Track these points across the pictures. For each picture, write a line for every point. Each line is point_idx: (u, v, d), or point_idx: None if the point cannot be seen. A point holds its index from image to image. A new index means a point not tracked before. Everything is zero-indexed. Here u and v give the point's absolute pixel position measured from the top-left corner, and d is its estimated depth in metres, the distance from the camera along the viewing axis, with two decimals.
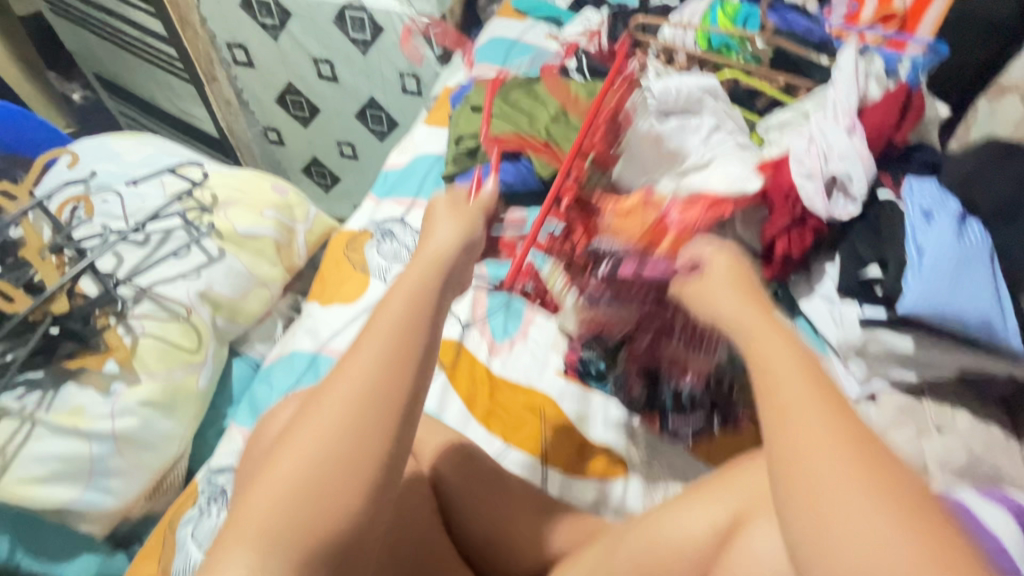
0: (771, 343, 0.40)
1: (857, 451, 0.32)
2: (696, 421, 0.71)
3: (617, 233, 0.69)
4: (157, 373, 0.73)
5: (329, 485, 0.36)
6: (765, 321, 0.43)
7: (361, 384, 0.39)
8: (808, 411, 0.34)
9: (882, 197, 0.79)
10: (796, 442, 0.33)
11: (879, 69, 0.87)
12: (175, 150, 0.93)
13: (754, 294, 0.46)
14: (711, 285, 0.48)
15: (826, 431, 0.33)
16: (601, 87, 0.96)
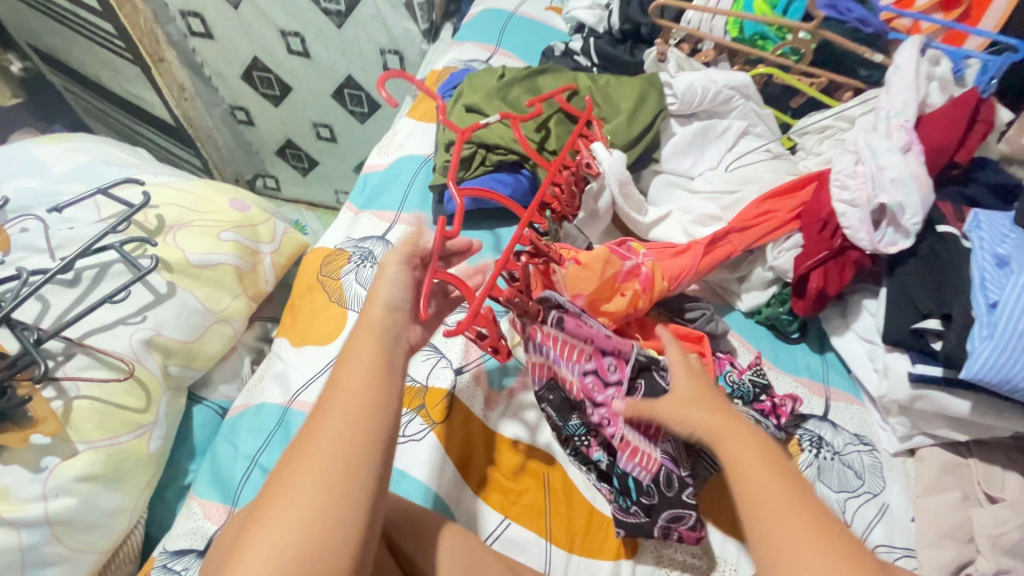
0: (731, 437, 0.48)
1: (810, 522, 0.40)
2: (647, 520, 0.61)
3: (573, 286, 0.66)
4: (96, 442, 0.63)
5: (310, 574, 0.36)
6: (732, 420, 0.49)
7: (326, 463, 0.39)
8: (774, 502, 0.42)
9: (942, 230, 0.67)
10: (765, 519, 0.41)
11: (945, 72, 0.74)
12: (113, 162, 0.79)
13: (709, 395, 0.53)
14: (684, 405, 0.52)
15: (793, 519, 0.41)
16: (614, 86, 0.83)
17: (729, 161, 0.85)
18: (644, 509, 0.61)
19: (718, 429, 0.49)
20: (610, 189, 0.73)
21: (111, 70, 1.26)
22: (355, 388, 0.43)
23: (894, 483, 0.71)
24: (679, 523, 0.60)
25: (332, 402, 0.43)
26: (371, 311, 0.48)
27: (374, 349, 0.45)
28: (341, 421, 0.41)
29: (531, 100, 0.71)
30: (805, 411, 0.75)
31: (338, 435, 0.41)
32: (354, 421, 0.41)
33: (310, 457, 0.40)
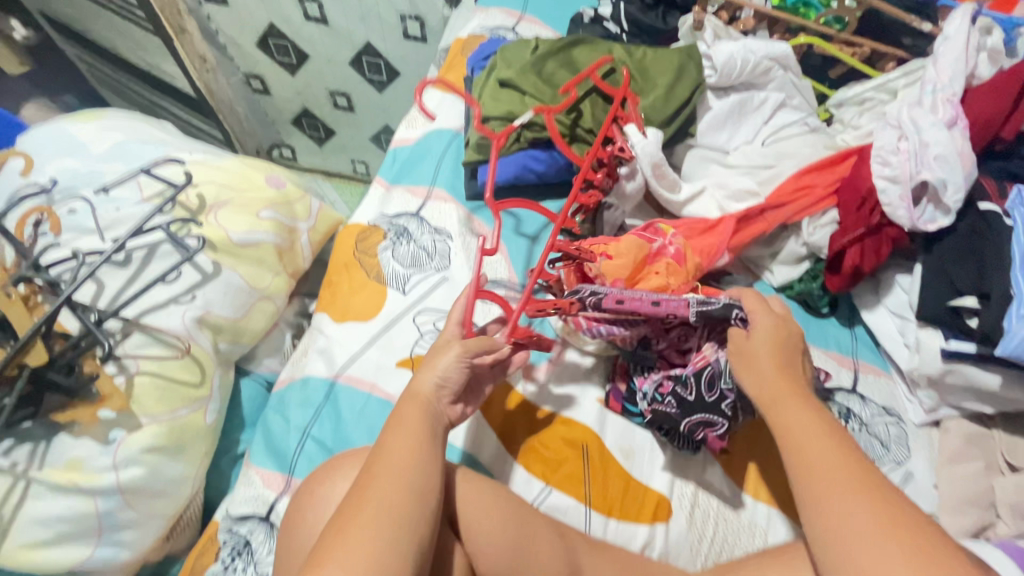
0: (788, 407, 0.51)
1: (872, 508, 0.43)
2: (678, 413, 0.64)
3: (610, 273, 0.66)
4: (159, 415, 0.66)
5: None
6: (792, 393, 0.52)
7: (386, 515, 0.42)
8: (830, 476, 0.45)
9: (984, 208, 0.67)
10: (827, 498, 0.44)
11: (995, 42, 0.73)
12: (148, 143, 0.79)
13: (787, 358, 0.55)
14: (757, 357, 0.55)
15: (862, 506, 0.43)
16: (651, 60, 0.82)
17: (765, 136, 0.84)
18: (683, 407, 0.64)
19: (772, 400, 0.52)
20: (642, 172, 0.74)
21: (126, 37, 1.23)
22: (407, 449, 0.47)
23: (918, 453, 0.73)
24: (710, 428, 0.63)
25: (385, 461, 0.46)
26: (418, 384, 0.53)
27: (421, 420, 0.50)
28: (397, 479, 0.44)
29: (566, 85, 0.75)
30: (833, 384, 0.77)
31: (399, 480, 0.44)
32: (407, 476, 0.45)
33: (375, 503, 0.43)
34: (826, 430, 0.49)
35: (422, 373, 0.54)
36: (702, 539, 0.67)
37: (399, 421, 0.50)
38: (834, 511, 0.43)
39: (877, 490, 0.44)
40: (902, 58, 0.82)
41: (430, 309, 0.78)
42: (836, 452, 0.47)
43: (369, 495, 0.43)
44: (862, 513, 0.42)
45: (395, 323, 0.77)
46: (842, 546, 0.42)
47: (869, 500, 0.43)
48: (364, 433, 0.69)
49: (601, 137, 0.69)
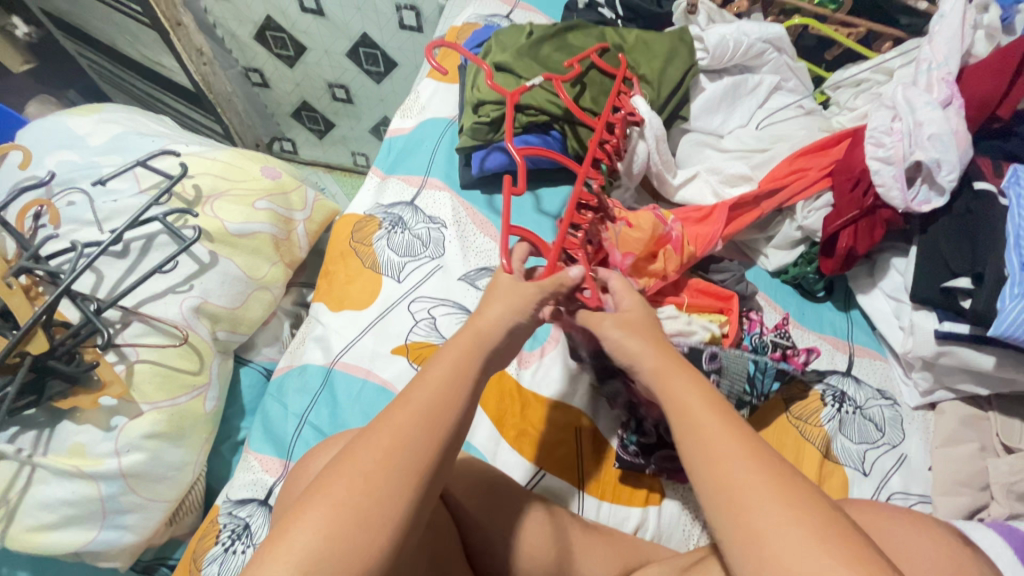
0: (676, 382, 0.45)
1: (776, 480, 0.37)
2: (640, 457, 0.67)
3: (625, 240, 0.67)
4: (158, 402, 0.67)
5: (397, 467, 0.38)
6: (675, 365, 0.47)
7: (386, 452, 0.38)
8: (725, 450, 0.40)
9: (979, 187, 0.66)
10: (726, 477, 0.38)
11: (993, 20, 0.72)
12: (144, 136, 0.80)
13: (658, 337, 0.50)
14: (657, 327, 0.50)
15: (761, 478, 0.38)
16: (646, 43, 0.82)
17: (759, 119, 0.84)
18: (641, 449, 0.67)
19: (665, 377, 0.46)
20: (646, 144, 0.74)
21: (126, 33, 1.24)
22: (438, 386, 0.42)
23: (913, 435, 0.73)
24: (671, 464, 0.67)
25: (413, 394, 0.42)
26: (482, 317, 0.47)
27: (468, 354, 0.44)
28: (418, 417, 0.40)
29: (570, 59, 0.73)
30: (828, 367, 0.77)
31: (415, 418, 0.40)
32: (429, 414, 0.40)
33: (418, 396, 0.41)
34: (716, 404, 0.43)
35: (489, 302, 0.48)
36: (694, 521, 0.67)
37: (446, 352, 0.45)
38: (737, 488, 0.38)
39: (764, 456, 0.39)
40: (898, 38, 0.81)
41: (425, 296, 0.78)
42: (727, 426, 0.41)
43: (385, 427, 0.39)
44: (763, 485, 0.37)
45: (390, 310, 0.78)
46: (749, 528, 0.36)
47: (768, 471, 0.38)
48: (361, 418, 0.70)
49: (612, 102, 0.67)
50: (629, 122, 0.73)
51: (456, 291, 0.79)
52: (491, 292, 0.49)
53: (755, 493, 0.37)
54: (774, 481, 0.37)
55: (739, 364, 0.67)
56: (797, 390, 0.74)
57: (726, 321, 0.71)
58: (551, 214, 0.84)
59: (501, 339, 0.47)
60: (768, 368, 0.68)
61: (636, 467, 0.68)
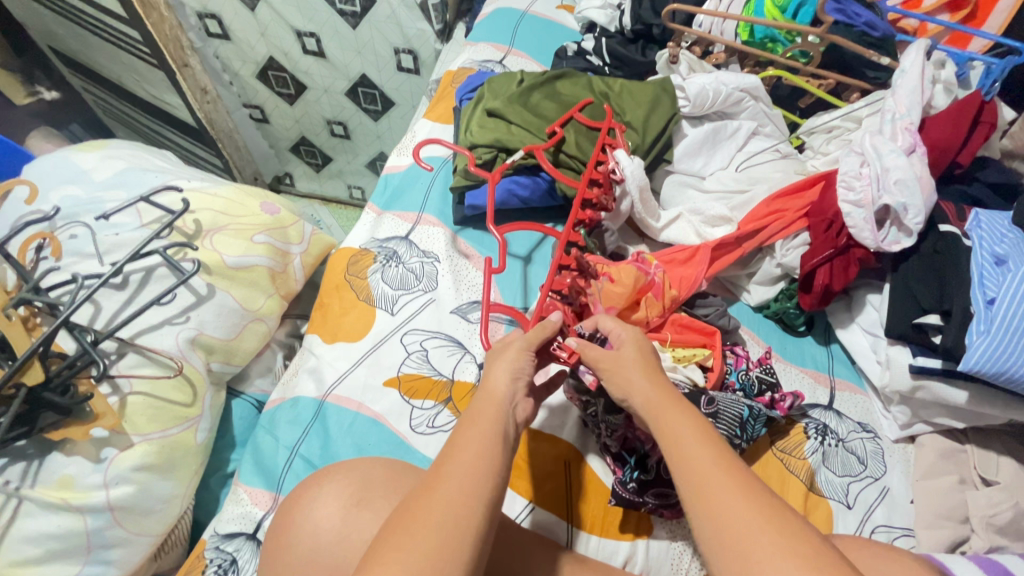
0: (668, 414, 0.47)
1: (756, 502, 0.40)
2: (637, 494, 0.67)
3: (609, 296, 0.71)
4: (150, 434, 0.67)
5: (445, 530, 0.39)
6: (669, 398, 0.49)
7: (445, 519, 0.39)
8: (716, 478, 0.41)
9: (944, 229, 0.70)
10: (714, 504, 0.40)
11: (949, 75, 0.78)
12: (147, 171, 0.83)
13: (654, 369, 0.52)
14: (626, 369, 0.52)
15: (747, 505, 0.39)
16: (628, 94, 0.87)
17: (739, 162, 0.88)
18: (640, 485, 0.67)
19: (657, 409, 0.48)
20: (631, 195, 0.78)
21: (132, 72, 1.27)
22: (475, 445, 0.45)
23: (894, 468, 0.75)
24: (664, 502, 0.67)
25: (453, 461, 0.43)
26: (493, 384, 0.51)
27: (493, 420, 0.47)
28: (464, 477, 0.42)
29: (555, 123, 0.80)
30: (810, 401, 0.79)
31: (468, 478, 0.42)
32: (467, 478, 0.42)
33: (457, 461, 0.43)
34: (706, 434, 0.45)
35: (494, 367, 0.52)
36: (682, 556, 0.67)
37: (475, 418, 0.48)
38: (725, 517, 0.39)
39: (751, 480, 0.41)
40: (865, 89, 0.87)
41: (418, 329, 0.80)
42: (715, 455, 0.43)
43: (432, 498, 0.40)
44: (752, 514, 0.39)
45: (383, 343, 0.79)
46: (737, 550, 0.38)
47: (755, 503, 0.39)
48: (353, 450, 0.71)
49: (593, 160, 0.75)
50: (610, 176, 0.78)
51: (448, 323, 0.81)
52: (498, 356, 0.54)
53: (747, 519, 0.38)
54: (757, 505, 0.39)
55: (733, 409, 0.67)
56: (780, 423, 0.76)
57: (710, 355, 0.73)
58: (521, 256, 0.87)
59: (512, 401, 0.50)
60: (761, 414, 0.69)
61: (631, 504, 0.67)
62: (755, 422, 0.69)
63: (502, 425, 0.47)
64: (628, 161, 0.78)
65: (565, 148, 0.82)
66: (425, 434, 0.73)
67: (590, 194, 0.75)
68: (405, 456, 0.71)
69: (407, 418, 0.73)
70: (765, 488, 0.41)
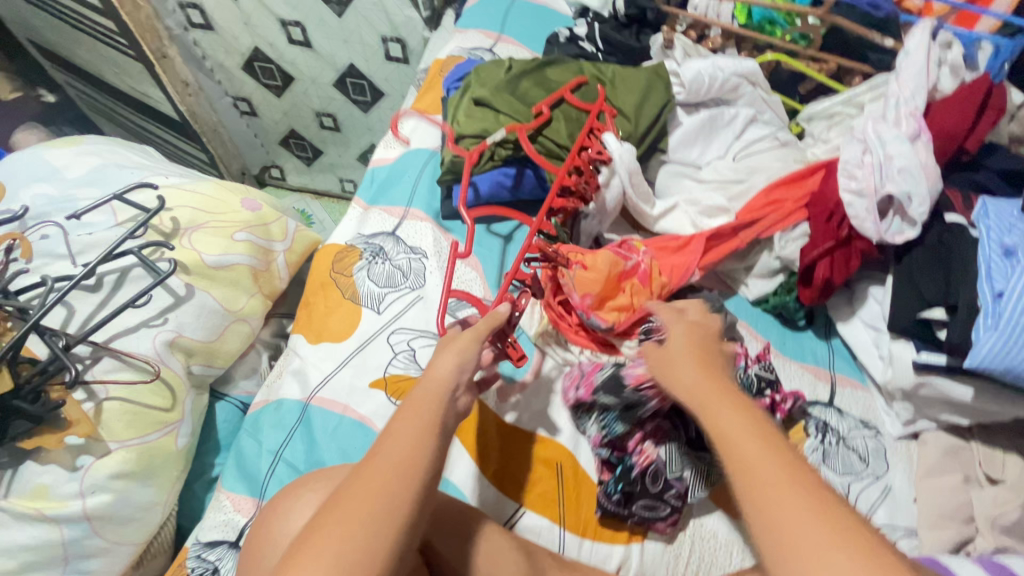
0: (716, 407, 0.46)
1: (810, 499, 0.37)
2: (621, 506, 0.65)
3: (581, 284, 0.69)
4: (127, 441, 0.65)
5: (372, 523, 0.37)
6: (718, 391, 0.47)
7: (374, 511, 0.37)
8: (771, 477, 0.39)
9: (950, 219, 0.67)
10: (771, 504, 0.38)
11: (957, 57, 0.74)
12: (122, 167, 0.80)
13: (710, 366, 0.51)
14: (679, 349, 0.55)
15: (806, 508, 0.37)
16: (621, 77, 0.83)
17: (737, 150, 0.85)
18: (624, 498, 0.65)
19: (705, 399, 0.47)
20: (619, 178, 0.74)
21: (113, 65, 1.24)
22: (411, 438, 0.42)
23: (897, 467, 0.72)
24: (653, 513, 0.64)
25: (382, 452, 0.41)
26: (435, 370, 0.49)
27: (434, 407, 0.45)
28: (398, 466, 0.40)
29: (539, 104, 0.77)
30: (810, 398, 0.76)
31: (404, 468, 0.40)
32: (400, 470, 0.40)
33: (390, 450, 0.41)
34: (760, 428, 0.43)
35: (436, 359, 0.50)
36: (677, 559, 0.66)
37: (420, 403, 0.45)
38: (782, 522, 0.37)
39: (812, 481, 0.38)
40: (868, 73, 0.83)
41: (405, 328, 0.78)
42: (776, 459, 0.40)
43: (366, 485, 0.39)
44: (810, 517, 0.36)
45: (369, 342, 0.77)
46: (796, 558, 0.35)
47: (812, 503, 0.37)
48: (338, 455, 0.69)
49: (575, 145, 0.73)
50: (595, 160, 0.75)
51: (436, 322, 0.78)
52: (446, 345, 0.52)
53: (799, 520, 0.36)
54: (816, 505, 0.37)
55: None
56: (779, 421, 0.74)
57: None
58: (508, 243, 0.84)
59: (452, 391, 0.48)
60: (763, 420, 0.70)
61: (618, 516, 0.66)
62: None
63: (444, 414, 0.45)
64: (613, 143, 0.74)
65: (551, 132, 0.78)
66: None
67: (569, 177, 0.72)
68: None
69: None
70: (826, 494, 0.38)
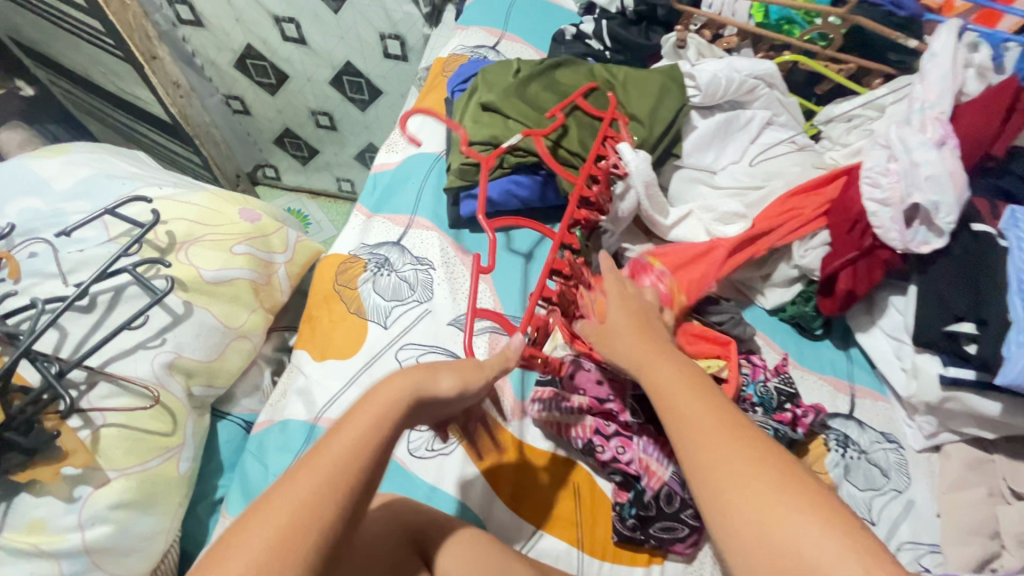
0: (657, 366, 0.50)
1: (735, 430, 0.41)
2: (637, 530, 0.63)
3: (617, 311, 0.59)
4: (128, 468, 0.62)
5: (327, 493, 0.36)
6: (657, 351, 0.52)
7: (328, 478, 0.37)
8: (705, 417, 0.43)
9: (978, 229, 0.65)
10: (701, 438, 0.41)
11: (983, 58, 0.71)
12: (114, 178, 0.77)
13: (649, 331, 0.55)
14: (612, 312, 0.57)
15: (727, 439, 0.41)
16: (633, 80, 0.81)
17: (753, 154, 0.82)
18: (639, 521, 0.63)
19: (645, 361, 0.51)
20: (636, 190, 0.72)
21: (99, 64, 1.19)
22: (373, 416, 0.41)
23: (918, 480, 0.71)
24: (671, 535, 0.63)
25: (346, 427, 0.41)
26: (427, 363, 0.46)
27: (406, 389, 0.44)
28: (359, 437, 0.40)
29: (553, 111, 0.72)
30: (830, 411, 0.75)
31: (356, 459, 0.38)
32: (359, 443, 0.39)
33: (355, 422, 0.41)
34: (696, 384, 0.47)
35: (440, 371, 0.45)
36: None
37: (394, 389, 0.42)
38: (709, 450, 0.41)
39: (736, 421, 0.42)
40: (889, 74, 0.81)
41: (413, 343, 0.75)
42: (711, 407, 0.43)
43: (325, 454, 0.38)
44: (734, 446, 0.40)
45: (376, 359, 0.74)
46: (723, 483, 0.39)
47: (736, 436, 0.41)
48: None
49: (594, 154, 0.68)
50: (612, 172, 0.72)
51: (445, 336, 0.76)
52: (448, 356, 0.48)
53: (724, 449, 0.40)
54: (738, 437, 0.41)
55: (757, 430, 0.66)
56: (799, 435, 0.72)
57: (725, 366, 0.69)
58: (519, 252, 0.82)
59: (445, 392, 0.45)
60: (784, 436, 0.68)
61: (633, 540, 0.64)
62: (776, 443, 0.67)
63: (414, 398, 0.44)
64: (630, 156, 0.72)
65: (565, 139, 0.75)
66: (425, 458, 0.69)
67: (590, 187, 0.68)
68: (404, 484, 0.67)
69: (405, 441, 0.69)
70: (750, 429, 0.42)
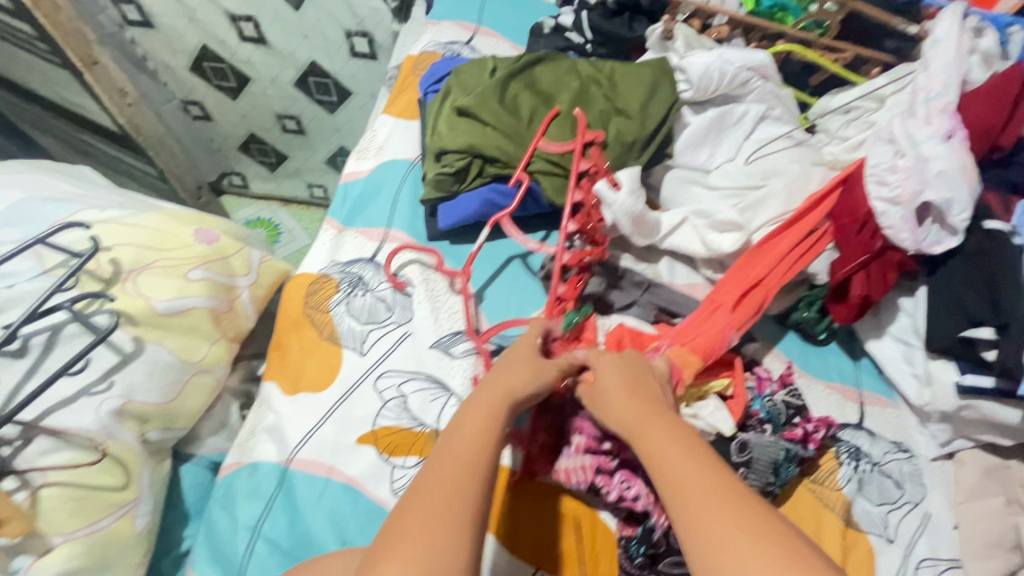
0: (651, 428, 0.45)
1: (727, 501, 0.36)
2: (644, 568, 0.58)
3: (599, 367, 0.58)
4: (74, 533, 0.55)
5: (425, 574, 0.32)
6: (652, 411, 0.47)
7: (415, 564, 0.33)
8: (695, 483, 0.38)
9: (991, 225, 0.62)
10: (691, 511, 0.36)
11: (988, 44, 0.68)
12: (48, 201, 0.68)
13: (644, 391, 0.50)
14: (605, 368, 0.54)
15: (725, 509, 0.35)
16: (620, 77, 0.75)
17: (748, 151, 0.78)
18: (648, 559, 0.58)
19: (642, 422, 0.46)
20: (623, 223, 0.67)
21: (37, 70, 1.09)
22: (445, 483, 0.38)
23: (935, 491, 0.67)
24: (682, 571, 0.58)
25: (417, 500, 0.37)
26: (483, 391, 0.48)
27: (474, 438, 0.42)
28: (436, 510, 0.36)
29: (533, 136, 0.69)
30: (839, 421, 0.70)
31: (444, 492, 0.37)
32: (432, 517, 0.36)
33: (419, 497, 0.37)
34: (689, 447, 0.42)
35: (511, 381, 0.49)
36: None
37: (469, 408, 0.46)
38: (701, 521, 0.35)
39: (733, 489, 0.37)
40: (886, 62, 0.77)
41: (393, 371, 0.69)
42: (706, 474, 0.38)
43: (395, 539, 0.35)
44: (729, 515, 0.35)
45: (353, 390, 0.68)
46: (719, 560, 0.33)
47: (729, 506, 0.36)
48: (326, 525, 0.60)
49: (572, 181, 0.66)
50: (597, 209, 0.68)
51: (428, 360, 0.70)
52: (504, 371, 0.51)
53: (720, 518, 0.35)
54: (734, 504, 0.36)
55: (767, 452, 0.61)
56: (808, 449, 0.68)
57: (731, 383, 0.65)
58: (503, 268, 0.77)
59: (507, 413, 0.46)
60: (796, 455, 0.62)
61: None
62: (787, 463, 0.62)
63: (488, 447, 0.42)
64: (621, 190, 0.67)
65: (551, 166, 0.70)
66: None
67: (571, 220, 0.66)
68: None
69: (387, 481, 0.62)
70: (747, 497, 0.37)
